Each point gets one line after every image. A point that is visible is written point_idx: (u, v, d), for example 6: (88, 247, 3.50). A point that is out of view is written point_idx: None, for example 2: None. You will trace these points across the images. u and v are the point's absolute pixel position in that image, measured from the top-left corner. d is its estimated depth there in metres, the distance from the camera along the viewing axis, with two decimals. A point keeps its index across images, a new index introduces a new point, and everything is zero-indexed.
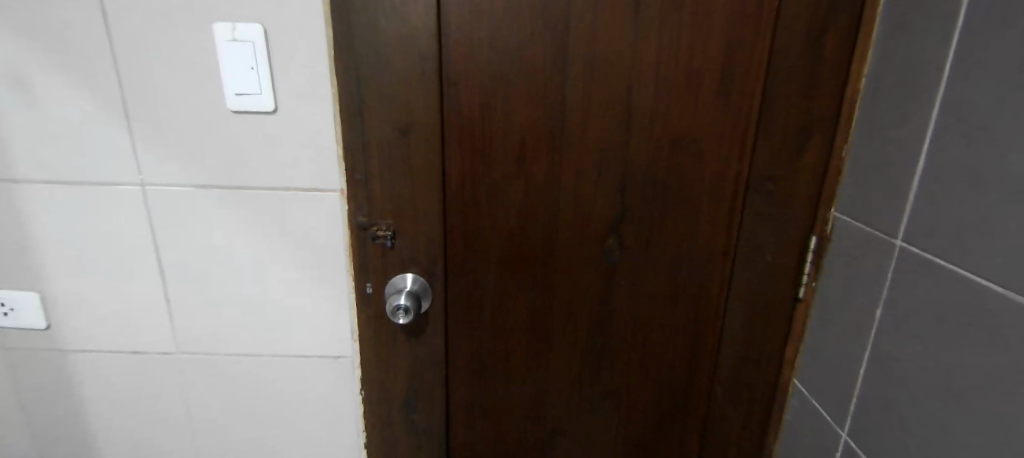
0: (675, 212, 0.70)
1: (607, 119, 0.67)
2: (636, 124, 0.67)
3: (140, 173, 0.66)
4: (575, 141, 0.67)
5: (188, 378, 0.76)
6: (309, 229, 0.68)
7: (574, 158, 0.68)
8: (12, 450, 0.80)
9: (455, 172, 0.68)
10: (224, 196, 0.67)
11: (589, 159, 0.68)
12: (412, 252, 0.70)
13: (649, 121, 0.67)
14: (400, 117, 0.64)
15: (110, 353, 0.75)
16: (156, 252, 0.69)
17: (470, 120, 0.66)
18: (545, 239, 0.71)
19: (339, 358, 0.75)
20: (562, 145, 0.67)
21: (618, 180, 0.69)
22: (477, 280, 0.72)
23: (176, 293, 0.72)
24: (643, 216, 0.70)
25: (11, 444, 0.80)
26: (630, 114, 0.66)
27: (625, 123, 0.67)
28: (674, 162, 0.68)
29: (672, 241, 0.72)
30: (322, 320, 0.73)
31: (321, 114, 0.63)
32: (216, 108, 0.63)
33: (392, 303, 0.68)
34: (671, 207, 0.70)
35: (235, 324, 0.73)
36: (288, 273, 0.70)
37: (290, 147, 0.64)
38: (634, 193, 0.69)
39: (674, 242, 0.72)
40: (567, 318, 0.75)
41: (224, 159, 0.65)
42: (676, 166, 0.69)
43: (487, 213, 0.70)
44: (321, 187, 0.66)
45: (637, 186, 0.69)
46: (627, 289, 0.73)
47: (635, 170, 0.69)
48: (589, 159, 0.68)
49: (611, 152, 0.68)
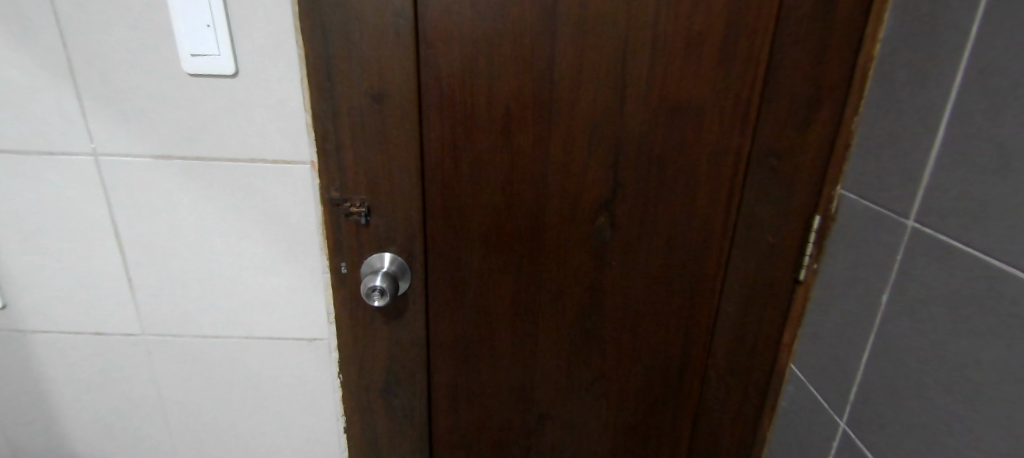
0: (672, 190, 0.66)
1: (600, 86, 0.61)
2: (631, 93, 0.62)
3: (91, 141, 0.60)
4: (564, 112, 0.62)
5: (156, 360, 0.74)
6: (279, 206, 0.64)
7: (563, 130, 0.63)
8: None
9: (436, 145, 0.63)
10: (185, 167, 0.62)
11: (582, 129, 0.63)
12: (389, 230, 0.65)
13: (645, 91, 0.62)
14: (372, 82, 0.58)
15: (73, 334, 0.71)
16: (115, 227, 0.65)
17: (451, 87, 0.61)
18: (533, 218, 0.66)
19: (317, 341, 0.73)
20: (549, 117, 0.62)
21: (610, 154, 0.64)
22: (459, 261, 0.68)
23: (141, 271, 0.68)
24: (637, 192, 0.66)
25: None
26: (625, 83, 0.61)
27: (619, 92, 0.62)
28: (671, 135, 0.64)
29: (667, 219, 0.67)
30: (297, 300, 0.70)
31: (286, 78, 0.58)
32: (171, 70, 0.57)
33: (367, 284, 0.63)
34: (666, 181, 0.65)
35: (206, 303, 0.70)
36: (259, 251, 0.67)
37: (253, 113, 0.59)
38: (627, 169, 0.65)
39: (669, 222, 0.67)
40: (555, 299, 0.71)
41: (182, 127, 0.60)
42: (674, 139, 0.64)
43: (471, 189, 0.65)
44: (290, 159, 0.61)
45: (631, 160, 0.64)
46: (620, 270, 0.69)
47: (627, 144, 0.64)
48: (580, 130, 0.63)
49: (604, 124, 0.63)
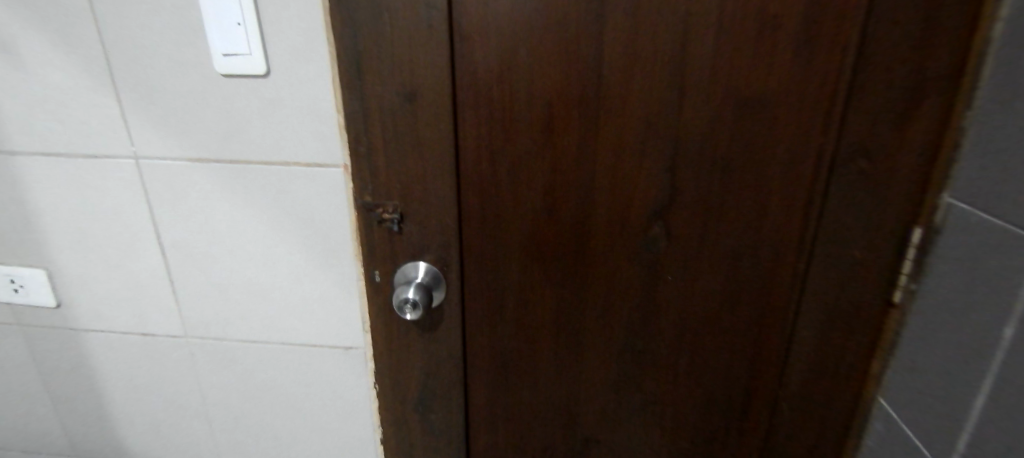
0: (739, 198, 0.56)
1: (653, 78, 0.53)
2: (691, 86, 0.52)
3: (132, 144, 0.60)
4: (613, 109, 0.54)
5: (198, 362, 0.74)
6: (312, 211, 0.62)
7: (610, 129, 0.55)
8: (40, 424, 0.80)
9: (470, 147, 0.57)
10: (220, 171, 0.61)
11: (632, 127, 0.55)
12: (423, 238, 0.61)
13: (709, 84, 0.52)
14: (403, 80, 0.54)
15: (121, 334, 0.73)
16: (156, 231, 0.65)
17: (485, 83, 0.55)
18: (577, 226, 0.60)
19: (351, 349, 0.70)
20: (595, 116, 0.55)
21: (665, 156, 0.55)
22: (496, 271, 0.63)
23: (181, 274, 0.68)
24: (697, 200, 0.57)
25: (39, 418, 0.80)
26: (685, 74, 0.52)
27: (676, 85, 0.53)
28: (741, 134, 0.54)
29: (733, 232, 0.58)
30: (332, 307, 0.68)
31: (317, 77, 0.55)
32: (205, 72, 0.56)
33: (399, 296, 0.59)
34: (732, 188, 0.56)
35: (243, 308, 0.69)
36: (293, 257, 0.65)
37: (285, 115, 0.57)
38: (684, 174, 0.56)
39: (735, 235, 0.58)
40: (602, 315, 0.64)
41: (217, 130, 0.58)
42: (744, 140, 0.54)
43: (510, 195, 0.59)
44: (322, 163, 0.59)
45: (689, 162, 0.55)
46: (676, 286, 0.61)
47: (685, 143, 0.55)
48: (631, 129, 0.55)
49: (658, 123, 0.54)
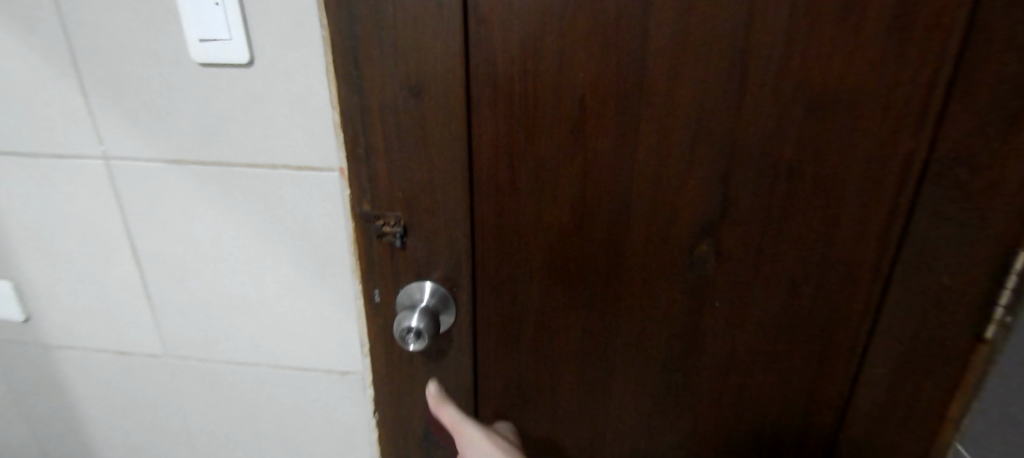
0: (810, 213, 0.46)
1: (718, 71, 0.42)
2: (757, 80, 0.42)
3: (100, 143, 0.53)
4: (662, 108, 0.44)
5: (180, 384, 0.67)
6: (304, 221, 0.54)
7: (656, 127, 0.45)
8: (16, 443, 0.74)
9: (487, 151, 0.47)
10: (200, 174, 0.53)
11: (680, 128, 0.44)
12: (430, 256, 0.52)
13: (789, 76, 0.42)
14: (408, 70, 0.44)
15: (97, 351, 0.66)
16: (132, 240, 0.58)
17: (507, 75, 0.44)
18: (610, 244, 0.50)
19: (349, 375, 0.63)
20: (640, 115, 0.44)
21: (721, 163, 0.45)
22: (514, 295, 0.54)
23: (159, 289, 0.60)
24: (757, 216, 0.47)
25: (13, 438, 0.74)
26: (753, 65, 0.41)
27: (746, 77, 0.42)
28: (820, 137, 0.43)
29: (799, 253, 0.48)
30: (327, 328, 0.60)
31: (308, 66, 0.47)
32: (180, 60, 0.48)
33: (401, 324, 0.50)
34: (802, 202, 0.46)
35: (228, 327, 0.62)
36: (283, 272, 0.57)
37: (272, 110, 0.49)
38: (743, 185, 0.46)
39: (799, 257, 0.48)
40: (636, 346, 0.55)
41: (195, 128, 0.51)
42: (822, 144, 0.44)
43: (532, 207, 0.49)
44: (315, 166, 0.51)
45: (749, 171, 0.45)
46: (726, 314, 0.52)
47: (746, 147, 0.44)
48: (681, 132, 0.44)
49: (718, 125, 0.44)
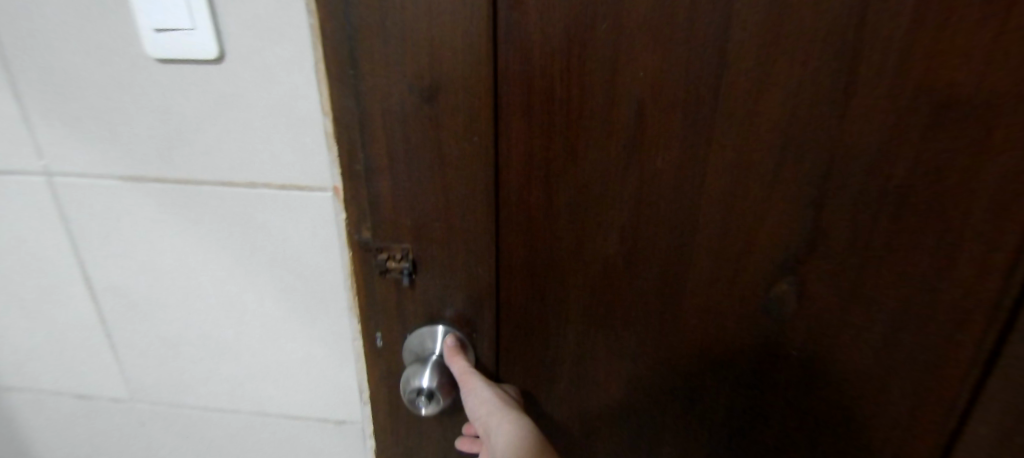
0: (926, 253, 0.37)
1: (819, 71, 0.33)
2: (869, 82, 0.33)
3: (42, 156, 0.43)
4: (745, 119, 0.34)
5: (151, 431, 0.58)
6: (292, 251, 0.45)
7: (735, 143, 0.35)
8: None
9: (517, 172, 0.37)
10: (165, 194, 0.44)
11: (766, 142, 0.35)
12: (444, 297, 0.42)
13: (915, 79, 0.32)
14: (419, 69, 0.33)
15: (53, 395, 0.57)
16: (87, 271, 0.48)
17: (545, 75, 0.34)
18: (666, 284, 0.41)
19: (346, 424, 0.54)
20: (716, 125, 0.35)
21: (814, 187, 0.36)
22: (545, 343, 0.44)
23: (122, 326, 0.51)
24: (855, 254, 0.37)
25: None
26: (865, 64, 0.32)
27: (857, 81, 0.33)
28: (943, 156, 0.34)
29: (903, 299, 0.39)
30: (320, 372, 0.51)
31: (293, 63, 0.37)
32: (134, 56, 0.38)
33: (410, 383, 0.41)
34: (913, 236, 0.36)
35: (204, 369, 0.53)
36: (267, 309, 0.48)
37: (250, 119, 0.40)
38: (840, 215, 0.36)
39: (903, 305, 0.39)
40: (690, 400, 0.46)
41: (156, 139, 0.41)
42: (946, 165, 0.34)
43: (572, 239, 0.40)
44: (304, 186, 0.42)
45: (851, 198, 0.36)
46: (804, 368, 0.43)
47: (849, 168, 0.35)
48: (767, 148, 0.35)
49: (816, 139, 0.34)
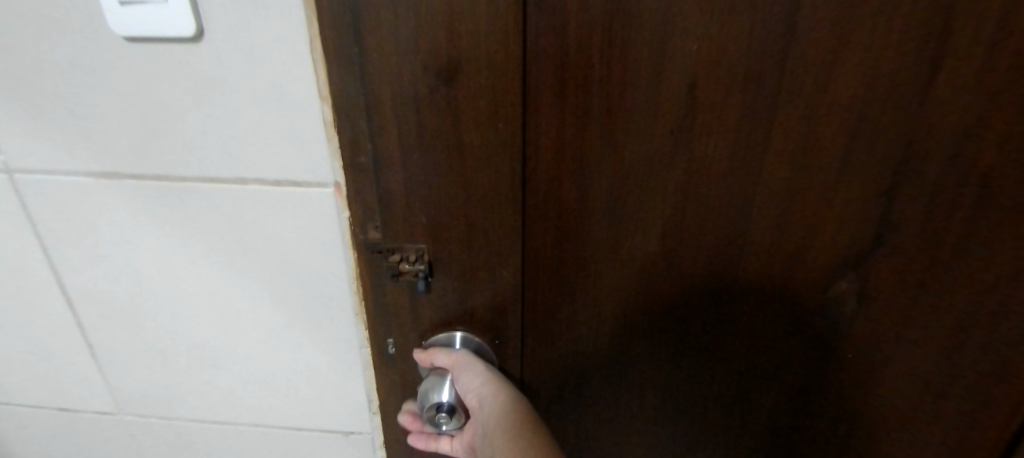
0: (1013, 252, 0.32)
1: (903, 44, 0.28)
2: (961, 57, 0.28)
3: (0, 152, 0.38)
4: (810, 99, 0.30)
5: (142, 444, 0.54)
6: (289, 254, 0.40)
7: (796, 126, 0.31)
8: None
9: (547, 163, 0.33)
10: (143, 192, 0.39)
11: (833, 126, 0.31)
12: (466, 301, 0.39)
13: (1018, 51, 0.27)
14: (435, 46, 0.29)
15: (34, 409, 0.52)
16: (61, 277, 0.44)
17: (582, 51, 0.29)
18: (711, 282, 0.37)
19: (354, 434, 0.50)
20: (775, 107, 0.31)
21: (883, 176, 0.32)
22: (575, 347, 0.41)
23: (103, 336, 0.46)
24: (926, 252, 0.33)
25: None
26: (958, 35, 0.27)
27: (944, 54, 0.28)
28: None
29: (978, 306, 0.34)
30: (324, 382, 0.47)
31: (283, 41, 0.32)
32: (96, 34, 0.33)
33: (429, 399, 0.38)
34: (999, 235, 0.32)
35: (196, 380, 0.48)
36: (264, 316, 0.44)
37: (236, 106, 0.34)
38: (912, 206, 0.32)
39: (978, 314, 0.34)
40: (730, 405, 0.43)
41: (130, 131, 0.36)
42: None
43: (606, 236, 0.36)
44: (301, 181, 0.37)
45: (926, 188, 0.32)
46: (858, 374, 0.39)
47: (928, 156, 0.31)
48: (832, 133, 0.31)
49: (888, 121, 0.30)
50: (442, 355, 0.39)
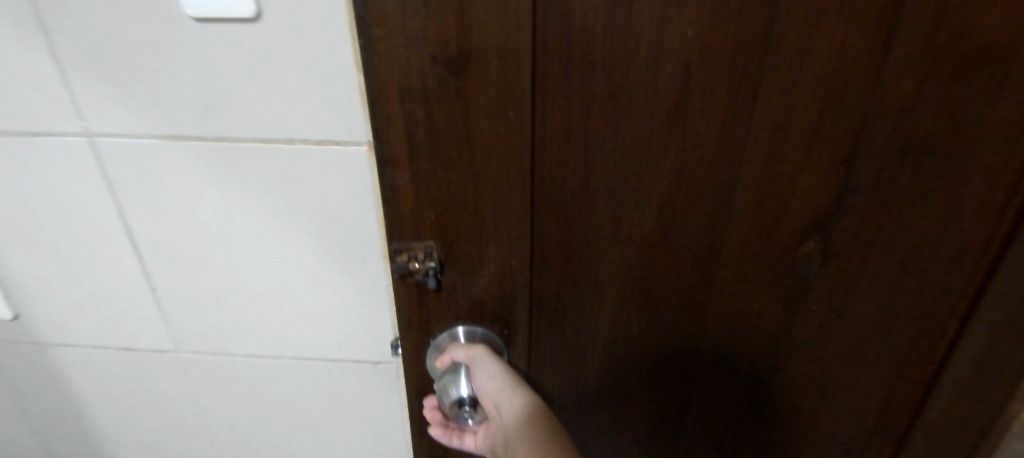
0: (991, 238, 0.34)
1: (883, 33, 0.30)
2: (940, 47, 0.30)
3: (83, 118, 0.42)
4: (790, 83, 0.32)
5: (194, 379, 0.61)
6: (333, 206, 0.45)
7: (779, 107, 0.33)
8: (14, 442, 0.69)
9: (553, 149, 0.35)
10: (203, 152, 0.43)
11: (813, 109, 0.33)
12: (473, 290, 0.41)
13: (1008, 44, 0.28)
14: (448, 43, 0.30)
15: (99, 349, 0.59)
16: (128, 228, 0.48)
17: (589, 41, 0.31)
18: (698, 253, 0.40)
19: (381, 364, 0.57)
20: (767, 88, 0.33)
21: (856, 155, 0.35)
22: (576, 327, 0.44)
23: (164, 280, 0.52)
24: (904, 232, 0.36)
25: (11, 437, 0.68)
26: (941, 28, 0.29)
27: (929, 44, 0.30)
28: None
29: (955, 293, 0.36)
30: (359, 320, 0.53)
31: (327, 20, 0.36)
32: (168, 12, 0.37)
33: (448, 391, 0.43)
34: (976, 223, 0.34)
35: (246, 318, 0.54)
36: (306, 262, 0.49)
37: (287, 76, 0.39)
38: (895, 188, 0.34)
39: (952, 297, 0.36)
40: (716, 366, 0.47)
41: (196, 97, 0.40)
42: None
43: (607, 217, 0.38)
44: (338, 140, 0.41)
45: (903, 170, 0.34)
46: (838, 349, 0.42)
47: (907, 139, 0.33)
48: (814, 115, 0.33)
49: (873, 104, 0.32)
50: (458, 349, 0.44)
